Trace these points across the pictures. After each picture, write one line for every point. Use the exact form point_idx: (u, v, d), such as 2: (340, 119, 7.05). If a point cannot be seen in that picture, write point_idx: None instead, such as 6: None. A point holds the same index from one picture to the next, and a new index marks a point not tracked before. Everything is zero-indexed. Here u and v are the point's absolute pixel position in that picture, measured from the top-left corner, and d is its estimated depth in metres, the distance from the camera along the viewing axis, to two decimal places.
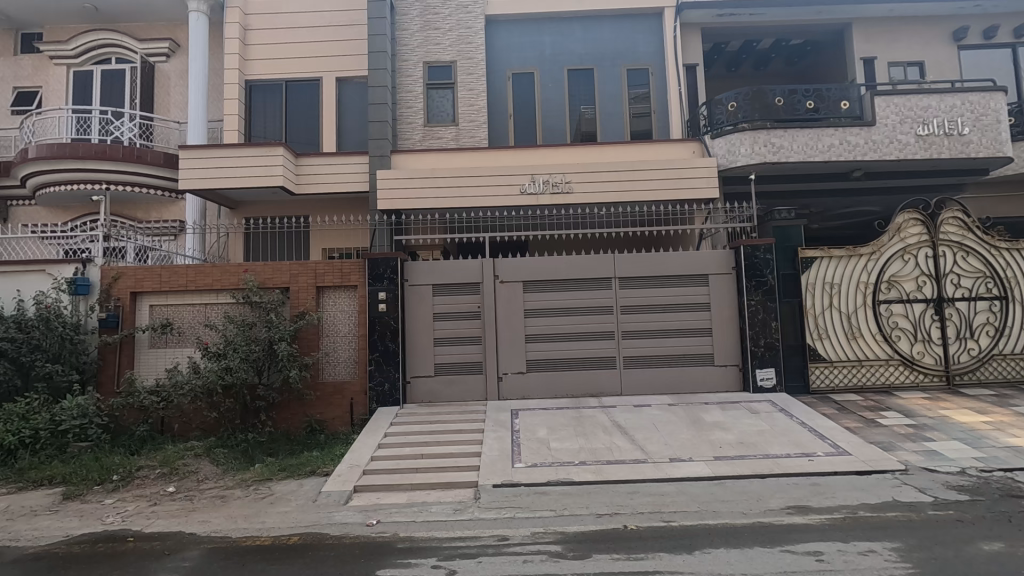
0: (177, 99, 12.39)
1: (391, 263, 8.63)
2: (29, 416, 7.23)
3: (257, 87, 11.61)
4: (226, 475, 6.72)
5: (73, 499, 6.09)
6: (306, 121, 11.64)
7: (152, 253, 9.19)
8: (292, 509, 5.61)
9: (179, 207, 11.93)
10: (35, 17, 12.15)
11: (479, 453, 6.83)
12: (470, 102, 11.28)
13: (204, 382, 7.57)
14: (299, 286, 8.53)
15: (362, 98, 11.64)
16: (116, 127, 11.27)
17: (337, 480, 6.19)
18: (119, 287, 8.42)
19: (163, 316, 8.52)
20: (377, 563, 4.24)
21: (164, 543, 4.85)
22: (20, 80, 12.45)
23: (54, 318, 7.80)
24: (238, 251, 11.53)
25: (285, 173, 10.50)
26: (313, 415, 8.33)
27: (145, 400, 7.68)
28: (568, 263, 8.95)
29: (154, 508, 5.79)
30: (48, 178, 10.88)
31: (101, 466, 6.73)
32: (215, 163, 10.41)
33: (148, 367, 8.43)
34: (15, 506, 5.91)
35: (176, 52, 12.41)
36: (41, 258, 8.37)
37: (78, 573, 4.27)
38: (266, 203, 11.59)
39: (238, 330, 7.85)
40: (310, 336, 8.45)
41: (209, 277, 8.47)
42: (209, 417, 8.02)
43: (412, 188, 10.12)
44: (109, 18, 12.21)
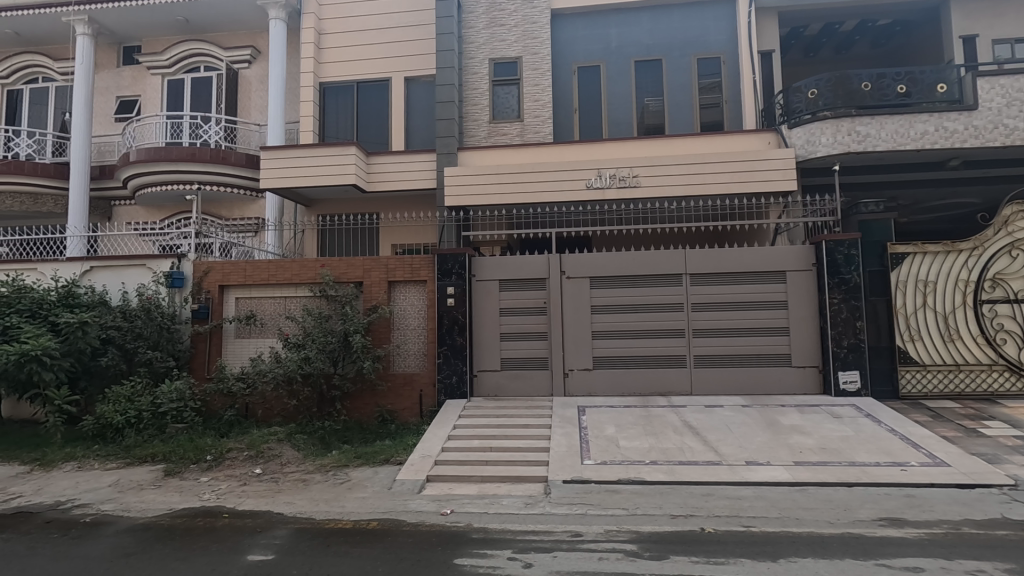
0: (258, 103, 13.09)
1: (460, 258, 8.79)
2: (134, 398, 7.91)
3: (331, 89, 12.08)
4: (307, 460, 7.06)
5: (173, 475, 6.61)
6: (377, 121, 12.00)
7: (237, 248, 9.74)
8: (369, 495, 5.84)
9: (260, 205, 12.62)
10: (134, 31, 13.16)
11: (548, 448, 6.83)
12: (535, 97, 11.26)
13: (285, 371, 7.98)
14: (371, 280, 8.82)
15: (429, 96, 11.88)
16: (205, 130, 12.07)
17: (411, 469, 6.36)
18: (208, 281, 9.01)
19: (248, 308, 9.03)
20: (454, 551, 4.34)
21: (255, 520, 5.16)
22: (121, 89, 13.53)
23: (154, 309, 8.47)
24: (313, 247, 12.08)
25: (357, 171, 10.89)
26: (385, 406, 8.59)
27: (233, 386, 8.19)
28: (636, 259, 8.80)
29: (243, 487, 6.18)
30: (145, 180, 11.76)
31: (196, 446, 7.25)
32: (293, 163, 10.90)
33: (235, 355, 8.96)
34: (125, 480, 6.47)
35: (257, 59, 13.13)
36: (142, 253, 9.08)
37: (183, 543, 4.61)
38: (339, 201, 12.06)
39: (316, 322, 8.24)
40: (382, 329, 8.74)
41: (289, 272, 8.90)
42: (289, 405, 8.42)
43: (478, 184, 10.21)
44: (198, 29, 13.06)
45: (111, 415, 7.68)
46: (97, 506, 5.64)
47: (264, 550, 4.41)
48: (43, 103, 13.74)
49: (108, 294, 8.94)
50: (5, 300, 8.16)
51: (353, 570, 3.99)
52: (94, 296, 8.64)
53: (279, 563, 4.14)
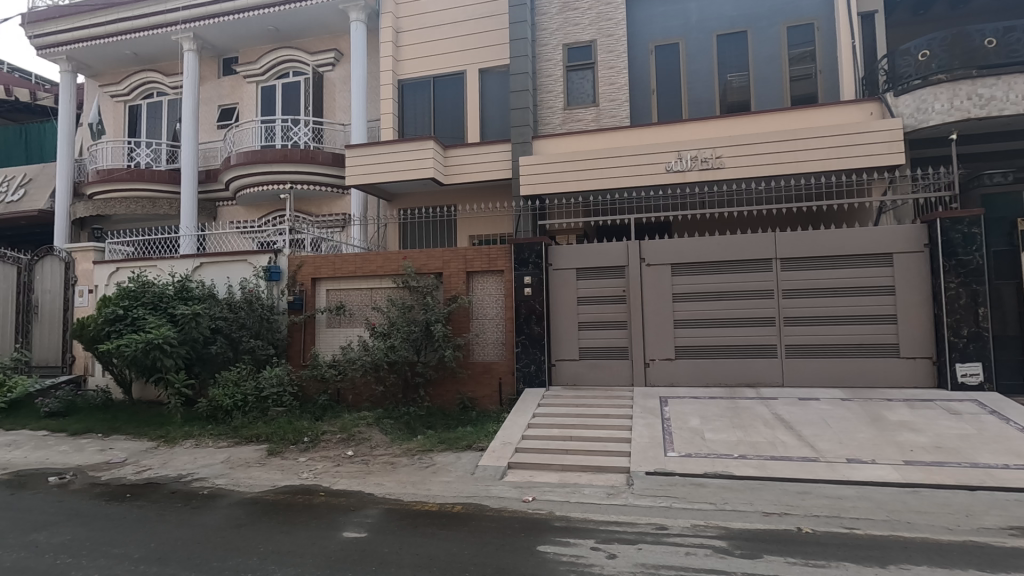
0: (342, 103, 13.70)
1: (536, 248, 8.78)
2: (241, 382, 8.65)
3: (408, 85, 12.40)
4: (394, 444, 7.38)
5: (276, 454, 7.14)
6: (453, 114, 12.18)
7: (326, 243, 10.27)
8: (453, 479, 6.01)
9: (345, 201, 13.25)
10: (232, 43, 14.17)
11: (629, 438, 6.71)
12: (611, 81, 10.98)
13: (372, 358, 8.37)
14: (450, 271, 9.00)
15: (503, 87, 11.91)
16: (295, 132, 12.84)
17: (493, 455, 6.46)
18: (302, 274, 9.59)
19: (337, 299, 9.51)
20: (536, 538, 4.37)
21: (349, 499, 5.47)
22: (222, 98, 14.64)
23: (255, 301, 9.22)
24: (395, 240, 12.53)
25: (435, 165, 11.14)
26: (465, 393, 8.78)
27: (325, 372, 8.71)
28: (720, 243, 8.40)
29: (337, 468, 6.58)
30: (244, 182, 12.69)
31: (294, 428, 7.78)
32: (374, 159, 11.30)
33: (326, 343, 9.47)
34: (234, 458, 7.08)
35: (340, 61, 13.73)
36: (243, 250, 9.81)
37: (285, 518, 4.96)
38: (418, 194, 12.41)
39: (400, 312, 8.57)
40: (462, 318, 8.90)
41: (374, 264, 9.28)
42: (376, 391, 8.82)
43: (554, 172, 10.10)
44: (287, 36, 13.84)
45: (221, 398, 8.44)
46: (212, 480, 6.22)
47: (357, 528, 4.66)
48: (158, 115, 15.16)
49: (216, 287, 9.75)
50: (132, 293, 9.11)
51: (440, 551, 4.12)
52: (204, 289, 9.45)
53: (371, 540, 4.36)
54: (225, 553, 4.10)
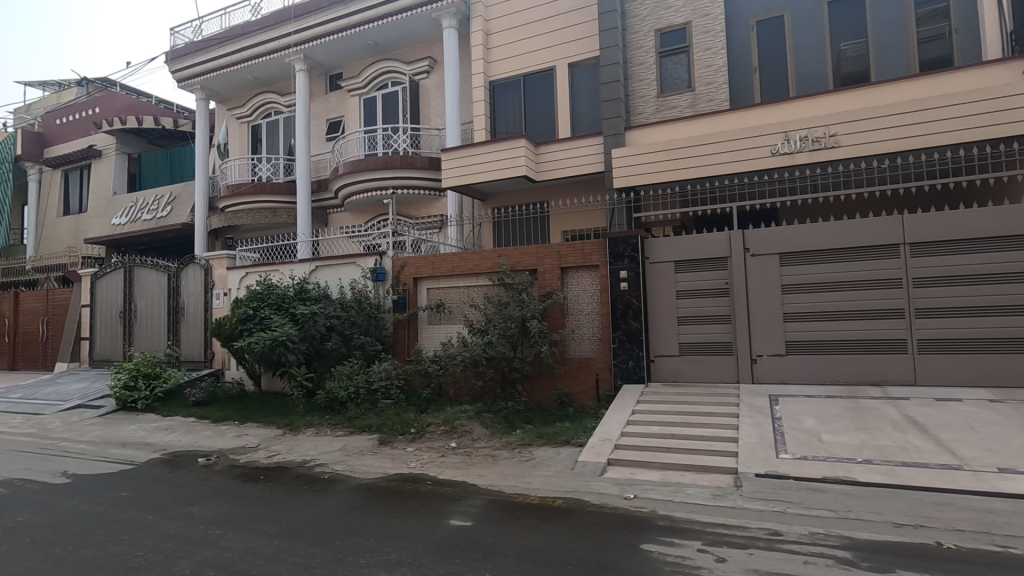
0: (437, 109, 14.23)
1: (631, 241, 8.60)
2: (353, 376, 9.30)
3: (499, 86, 12.62)
4: (494, 437, 7.58)
5: (386, 444, 7.61)
6: (544, 111, 12.22)
7: (425, 244, 10.75)
8: (553, 474, 6.07)
9: (442, 203, 13.78)
10: (337, 60, 15.20)
11: (736, 438, 6.38)
12: (708, 63, 10.47)
13: (471, 354, 8.65)
14: (545, 267, 9.02)
15: (594, 79, 11.75)
16: (395, 140, 13.54)
17: (592, 451, 6.43)
18: (405, 274, 10.12)
19: (437, 297, 9.91)
20: (639, 536, 4.31)
21: (454, 489, 5.71)
22: (329, 113, 15.77)
23: (364, 300, 9.91)
24: (489, 238, 12.81)
25: (527, 162, 11.25)
26: (562, 389, 8.80)
27: (429, 366, 9.14)
28: (836, 230, 7.73)
29: (442, 458, 6.89)
30: (350, 189, 13.60)
31: (401, 420, 8.23)
32: (468, 160, 11.60)
33: (429, 339, 9.92)
34: (350, 446, 7.65)
35: (434, 68, 14.27)
36: (352, 252, 10.53)
37: (396, 504, 5.28)
38: (511, 193, 12.60)
39: (496, 309, 8.77)
40: (557, 314, 8.92)
41: (470, 263, 9.56)
42: (476, 385, 9.07)
43: (647, 162, 9.81)
44: (385, 48, 14.60)
45: (336, 390, 9.12)
46: (332, 466, 6.77)
47: (463, 517, 4.85)
48: (275, 132, 16.64)
49: (329, 288, 10.54)
50: (259, 294, 10.09)
51: (542, 543, 4.18)
52: (320, 290, 10.26)
53: (476, 529, 4.52)
54: (345, 533, 4.44)
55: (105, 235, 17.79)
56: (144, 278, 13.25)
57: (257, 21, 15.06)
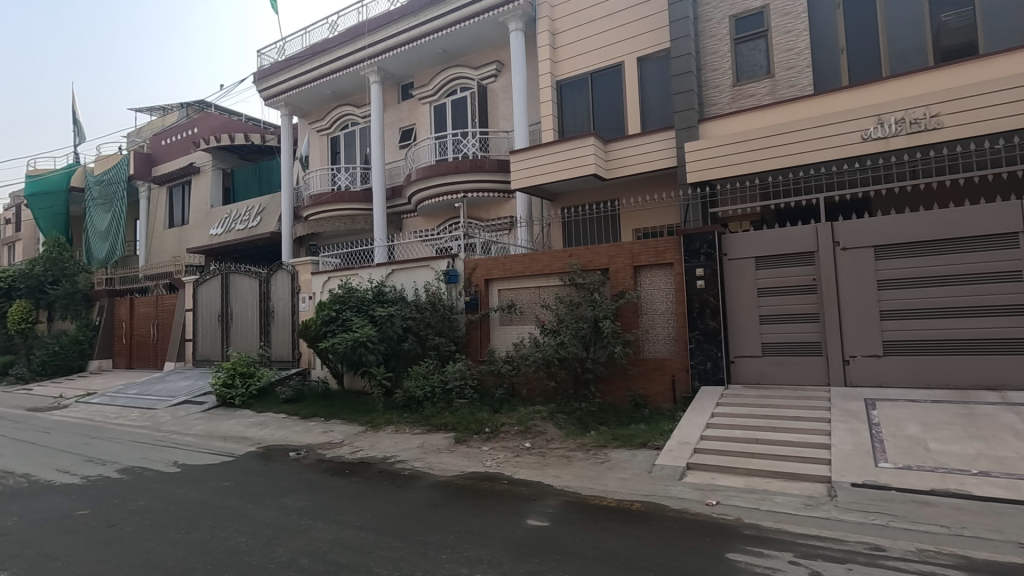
0: (505, 112, 14.37)
1: (708, 237, 8.29)
2: (429, 376, 9.58)
3: (566, 85, 12.54)
4: (568, 438, 7.55)
5: (462, 442, 7.77)
6: (612, 107, 12.02)
7: (495, 246, 10.88)
8: (630, 477, 5.94)
9: (511, 205, 13.89)
10: (408, 70, 15.72)
11: (829, 445, 5.98)
12: (788, 47, 9.90)
13: (543, 354, 8.64)
14: (616, 266, 8.86)
15: (664, 72, 11.43)
16: (464, 144, 13.81)
17: (669, 454, 6.24)
18: (476, 276, 10.28)
19: (508, 298, 9.99)
20: (724, 544, 4.13)
21: (529, 489, 5.73)
22: (402, 121, 16.33)
23: (438, 302, 10.18)
24: (559, 239, 12.77)
25: (596, 161, 11.11)
26: (637, 390, 8.61)
27: (502, 367, 9.24)
28: (940, 220, 7.08)
29: (517, 458, 6.94)
30: (422, 194, 14.01)
31: (476, 419, 8.37)
32: (537, 161, 11.62)
33: (501, 340, 10.02)
34: (428, 443, 7.87)
35: (501, 71, 14.43)
36: (425, 256, 10.83)
37: (474, 502, 5.37)
38: (580, 192, 12.50)
39: (568, 309, 8.73)
40: (630, 314, 8.74)
41: (541, 263, 9.56)
42: (548, 386, 9.05)
43: (724, 154, 9.39)
44: (454, 55, 14.94)
45: (413, 389, 9.43)
46: (411, 463, 6.99)
47: (540, 517, 4.85)
48: (352, 143, 17.45)
49: (405, 291, 10.90)
50: (340, 297, 10.60)
51: (621, 547, 4.11)
52: (396, 293, 10.63)
53: (554, 530, 4.51)
54: (426, 528, 4.57)
55: (204, 245, 19.36)
56: (239, 284, 14.29)
57: (334, 38, 15.84)
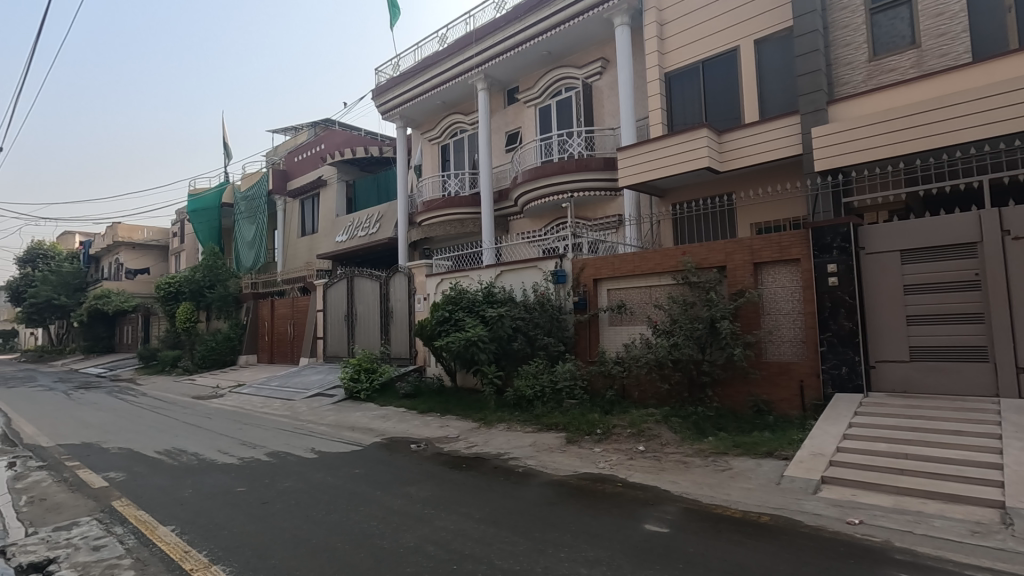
0: (611, 108, 14.13)
1: (841, 230, 7.55)
2: (539, 375, 9.69)
3: (675, 76, 12.06)
4: (684, 443, 7.26)
5: (574, 443, 7.77)
6: (727, 96, 11.36)
7: (603, 245, 10.72)
8: (755, 488, 5.58)
9: (618, 203, 13.64)
10: (514, 75, 16.01)
11: (999, 465, 5.20)
12: (939, 11, 8.74)
13: (656, 355, 8.37)
14: (734, 264, 8.37)
15: (786, 53, 10.60)
16: (569, 144, 13.78)
17: (800, 466, 5.77)
18: (585, 276, 10.21)
19: (618, 298, 9.81)
20: (871, 568, 3.74)
21: (646, 493, 5.58)
22: (508, 125, 16.66)
23: (547, 302, 10.27)
24: (669, 236, 12.32)
25: (710, 153, 10.57)
26: (760, 396, 8.05)
27: (612, 368, 9.10)
28: None
29: (631, 461, 6.79)
30: (529, 196, 14.19)
31: (587, 420, 8.32)
32: (646, 157, 11.28)
33: (611, 341, 9.87)
34: (540, 442, 7.96)
35: (607, 68, 14.21)
36: (533, 257, 10.95)
37: (589, 503, 5.34)
38: (692, 186, 11.96)
39: (681, 309, 8.37)
40: (750, 314, 8.20)
41: (652, 262, 9.27)
42: (662, 388, 8.74)
43: (859, 137, 8.50)
44: (559, 56, 14.97)
45: (524, 388, 9.60)
46: (524, 460, 7.11)
47: (659, 523, 4.70)
48: (461, 149, 18.11)
49: (514, 291, 11.10)
50: (453, 298, 11.06)
51: (750, 561, 3.86)
52: (505, 294, 10.87)
53: (674, 537, 4.35)
54: (543, 526, 4.61)
55: (331, 252, 21.15)
56: (362, 287, 15.43)
57: (443, 50, 16.56)
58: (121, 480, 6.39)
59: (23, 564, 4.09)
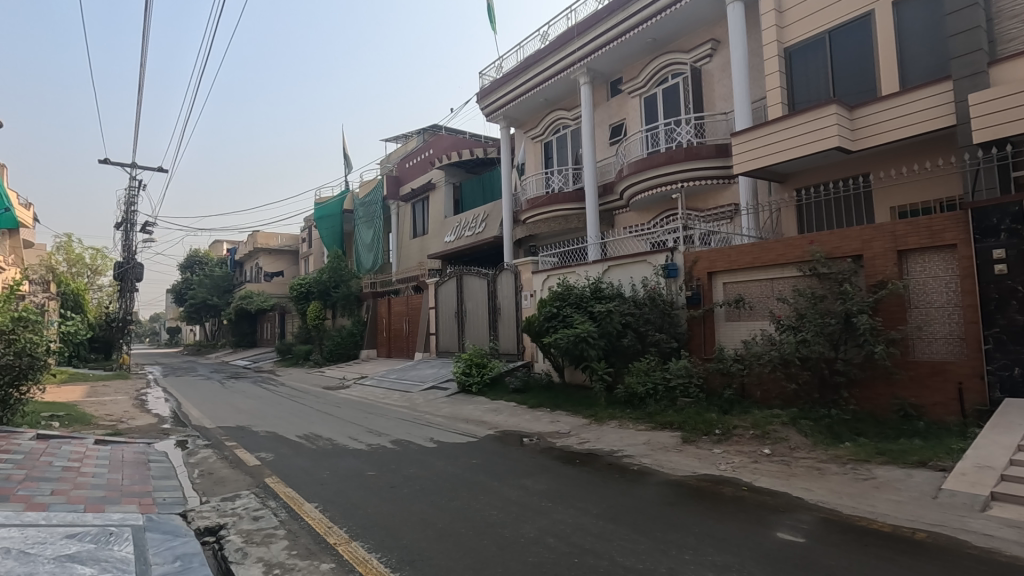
0: (722, 91, 13.38)
1: (1011, 209, 6.54)
2: (651, 372, 9.46)
3: (797, 50, 11.11)
4: (817, 448, 6.70)
5: (690, 443, 7.45)
6: (859, 66, 10.28)
7: (716, 236, 10.16)
8: (906, 501, 5.00)
9: (732, 190, 12.89)
10: (617, 65, 15.68)
11: None
12: None
13: (781, 353, 7.79)
14: (873, 252, 7.56)
15: (933, 12, 9.36)
16: (678, 133, 13.24)
17: (963, 480, 5.08)
18: (698, 269, 9.75)
19: (736, 292, 9.27)
20: None
21: (776, 500, 5.21)
22: (612, 118, 16.36)
23: (657, 297, 9.97)
24: (793, 224, 11.41)
25: (840, 131, 9.61)
26: (907, 399, 7.21)
27: (731, 365, 8.62)
28: None
29: (755, 464, 6.38)
30: (635, 189, 13.82)
31: (705, 420, 7.94)
32: (764, 140, 10.52)
33: (728, 337, 9.35)
34: (654, 440, 7.74)
35: (718, 49, 13.46)
36: (641, 251, 10.67)
37: (712, 505, 5.10)
38: (818, 169, 10.98)
39: (809, 303, 7.70)
40: (894, 307, 7.36)
41: (774, 253, 8.64)
42: (787, 388, 8.12)
43: None
44: (665, 42, 14.42)
45: (636, 385, 9.42)
46: (639, 459, 6.96)
47: (793, 532, 4.38)
48: (564, 145, 18.09)
49: (622, 286, 10.89)
50: (560, 295, 11.08)
51: None
52: (614, 289, 10.70)
53: (812, 548, 4.02)
54: (663, 526, 4.48)
55: (441, 251, 22.08)
56: (471, 285, 15.95)
57: (545, 47, 16.61)
58: (271, 460, 7.16)
59: (200, 527, 4.73)
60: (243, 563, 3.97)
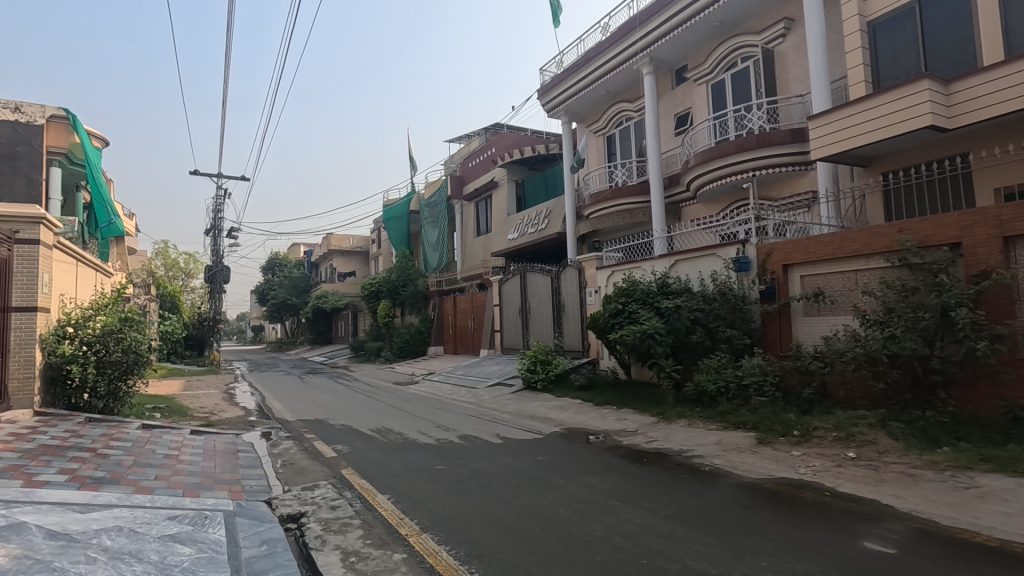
0: (797, 73, 12.64)
1: None
2: (722, 369, 9.13)
3: (881, 24, 10.29)
4: (909, 453, 6.20)
5: (766, 444, 7.11)
6: (955, 36, 9.40)
7: (792, 226, 9.62)
8: (1016, 513, 4.52)
9: (810, 177, 12.15)
10: (682, 53, 15.17)
11: None
12: None
13: (867, 350, 7.27)
14: (973, 239, 6.90)
15: None
16: (749, 119, 12.64)
17: None
18: (772, 262, 9.27)
19: (814, 286, 8.73)
20: None
21: (863, 507, 4.87)
22: (677, 107, 15.87)
23: (728, 292, 9.59)
24: (879, 211, 10.61)
25: (934, 108, 8.82)
26: (1016, 400, 6.52)
27: (810, 363, 8.15)
28: None
29: (839, 469, 5.99)
30: (702, 180, 13.33)
31: (782, 421, 7.55)
32: (845, 122, 9.84)
33: (807, 333, 8.83)
34: (726, 441, 7.44)
35: (791, 28, 12.73)
36: (710, 244, 10.28)
37: (791, 511, 4.85)
38: (908, 151, 10.14)
39: (899, 296, 7.13)
40: (1000, 299, 6.68)
41: (857, 243, 8.07)
42: (874, 388, 7.55)
43: None
44: (733, 25, 13.79)
45: (706, 383, 9.12)
46: (710, 459, 6.72)
47: (882, 542, 4.08)
48: (627, 138, 17.73)
49: (690, 281, 10.55)
50: (625, 290, 10.88)
51: None
52: (681, 284, 10.39)
53: (904, 560, 3.73)
54: (737, 530, 4.30)
55: (504, 249, 22.25)
56: (535, 282, 15.98)
57: (606, 39, 16.34)
58: (346, 452, 7.51)
59: (284, 514, 5.03)
60: (322, 549, 4.19)
